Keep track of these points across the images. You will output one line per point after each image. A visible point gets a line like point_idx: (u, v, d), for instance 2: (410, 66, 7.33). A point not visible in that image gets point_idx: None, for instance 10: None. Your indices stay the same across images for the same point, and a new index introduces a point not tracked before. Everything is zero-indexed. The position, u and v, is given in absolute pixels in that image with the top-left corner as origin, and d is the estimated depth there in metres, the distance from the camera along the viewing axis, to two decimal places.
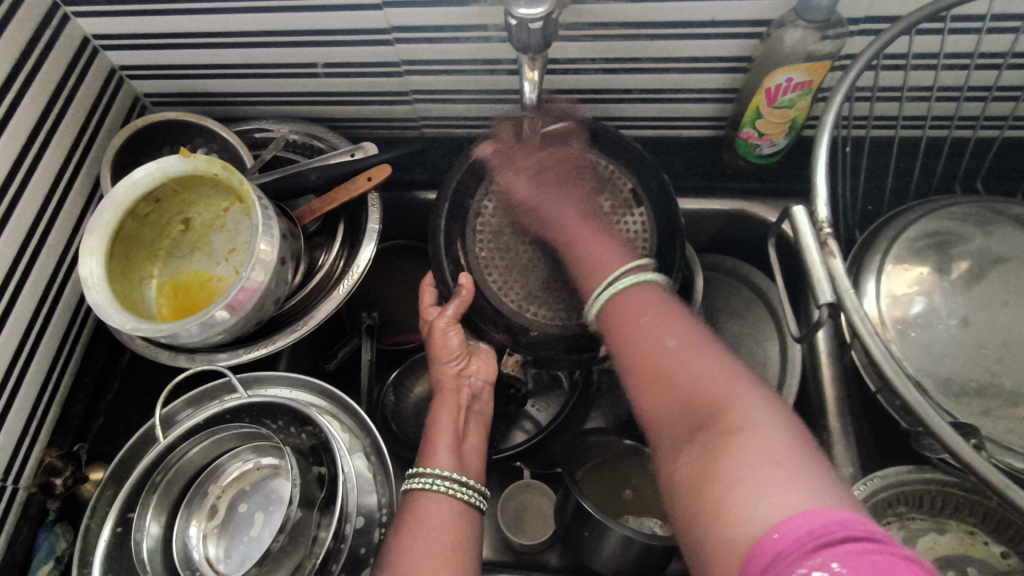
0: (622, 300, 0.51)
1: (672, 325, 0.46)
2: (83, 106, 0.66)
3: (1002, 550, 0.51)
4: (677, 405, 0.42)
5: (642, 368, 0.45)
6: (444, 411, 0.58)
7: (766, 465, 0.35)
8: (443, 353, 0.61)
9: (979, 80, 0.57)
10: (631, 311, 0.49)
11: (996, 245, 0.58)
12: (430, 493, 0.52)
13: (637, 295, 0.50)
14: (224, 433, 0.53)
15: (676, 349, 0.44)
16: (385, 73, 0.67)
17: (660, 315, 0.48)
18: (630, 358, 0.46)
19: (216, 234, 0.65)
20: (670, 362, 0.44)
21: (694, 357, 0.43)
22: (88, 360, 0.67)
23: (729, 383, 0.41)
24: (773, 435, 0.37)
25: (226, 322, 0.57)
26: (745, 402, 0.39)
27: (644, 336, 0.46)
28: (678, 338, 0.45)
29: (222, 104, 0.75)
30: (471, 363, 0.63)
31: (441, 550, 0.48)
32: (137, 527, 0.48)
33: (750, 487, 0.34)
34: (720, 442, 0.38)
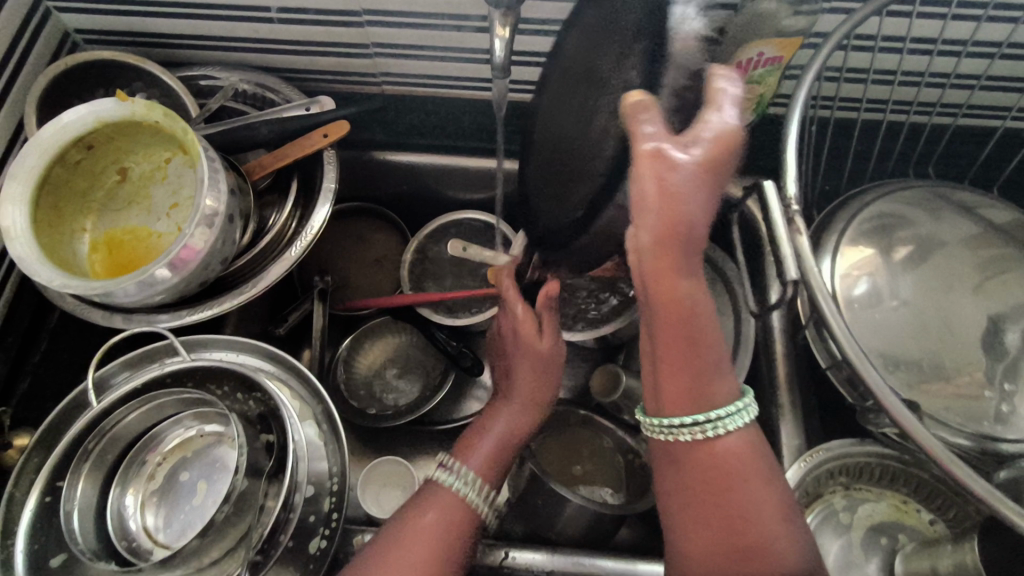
0: (714, 443, 0.43)
1: (764, 479, 0.42)
2: (4, 38, 0.59)
3: (931, 517, 0.54)
4: (734, 538, 0.41)
5: (716, 491, 0.42)
6: (501, 410, 0.60)
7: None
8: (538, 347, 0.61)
9: (940, 67, 0.57)
10: (727, 458, 0.42)
11: (940, 229, 0.60)
12: (439, 484, 0.53)
13: (731, 443, 0.43)
14: (164, 398, 0.49)
15: (753, 502, 0.42)
16: (344, 23, 0.63)
17: (755, 461, 0.43)
18: (703, 481, 0.42)
19: (156, 186, 0.61)
20: (749, 504, 0.41)
21: (770, 507, 0.42)
22: (13, 318, 0.61)
23: (779, 531, 0.41)
24: None
25: (167, 281, 0.54)
26: (786, 546, 0.41)
27: (743, 489, 0.42)
28: (762, 486, 0.42)
29: (163, 46, 0.69)
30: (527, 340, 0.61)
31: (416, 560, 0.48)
32: (66, 497, 0.45)
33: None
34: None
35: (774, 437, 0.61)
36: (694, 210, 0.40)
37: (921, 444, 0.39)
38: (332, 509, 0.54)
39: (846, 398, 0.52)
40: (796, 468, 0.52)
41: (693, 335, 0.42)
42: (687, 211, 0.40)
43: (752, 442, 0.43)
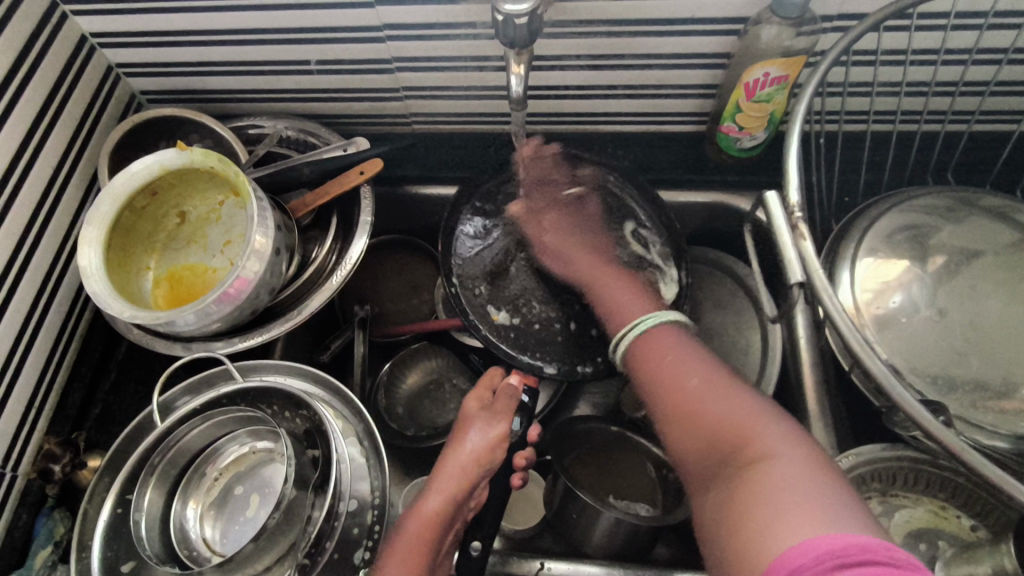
0: (642, 343, 0.54)
1: (692, 362, 0.50)
2: (81, 102, 0.67)
3: (972, 523, 0.53)
4: (706, 436, 0.44)
5: (677, 411, 0.47)
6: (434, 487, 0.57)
7: (797, 482, 0.37)
8: (471, 428, 0.61)
9: (946, 76, 0.59)
10: (659, 350, 0.52)
11: (965, 233, 0.60)
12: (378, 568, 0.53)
13: (659, 334, 0.53)
14: (223, 417, 0.54)
15: (697, 387, 0.48)
16: (377, 70, 0.69)
17: (673, 341, 0.53)
18: (667, 411, 0.48)
19: (211, 227, 0.67)
20: (695, 395, 0.47)
21: (721, 391, 0.46)
22: (85, 351, 0.68)
23: (748, 414, 0.44)
24: (793, 459, 0.39)
25: (222, 311, 0.59)
26: (757, 425, 0.42)
27: (677, 374, 0.49)
28: (692, 364, 0.50)
29: (216, 101, 0.76)
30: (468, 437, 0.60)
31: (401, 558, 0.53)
32: (135, 507, 0.49)
33: (780, 507, 0.35)
34: (744, 469, 0.40)
35: None
36: (585, 228, 0.68)
37: (941, 441, 0.39)
38: (373, 522, 0.56)
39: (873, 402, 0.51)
40: None
41: (616, 276, 0.63)
42: (567, 230, 0.67)
43: (677, 334, 0.53)
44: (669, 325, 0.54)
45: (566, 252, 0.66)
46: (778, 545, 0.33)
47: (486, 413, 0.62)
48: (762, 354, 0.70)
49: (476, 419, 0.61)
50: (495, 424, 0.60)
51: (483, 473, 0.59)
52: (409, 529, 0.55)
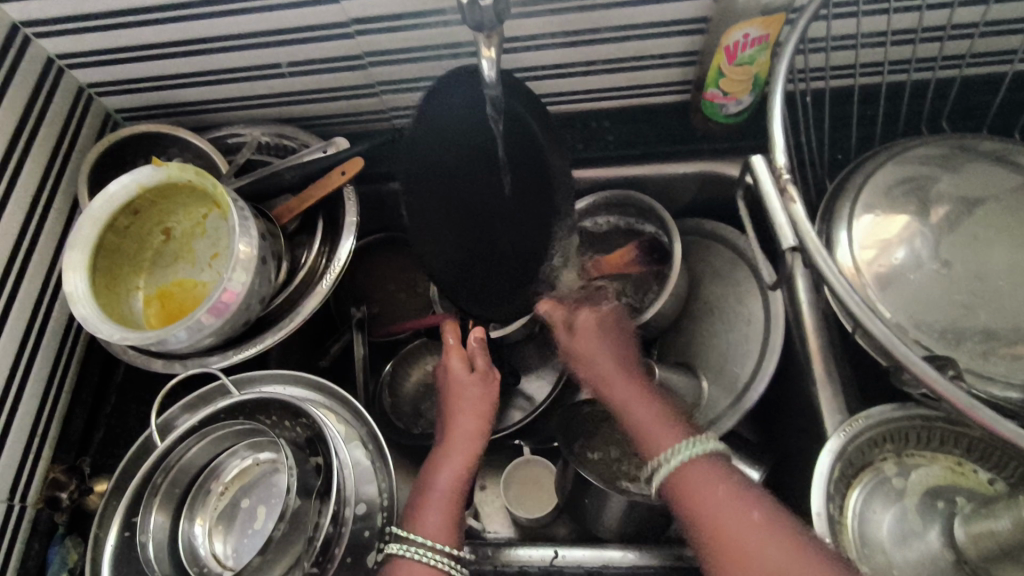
0: (678, 480, 0.50)
1: (733, 493, 0.48)
2: (54, 127, 0.66)
3: (990, 476, 0.52)
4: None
5: (722, 560, 0.46)
6: (461, 428, 0.60)
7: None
8: (471, 383, 0.63)
9: (933, 21, 0.57)
10: (699, 484, 0.49)
11: (964, 183, 0.59)
12: (417, 525, 0.54)
13: (697, 469, 0.50)
14: (220, 432, 0.54)
15: (753, 527, 0.46)
16: (350, 67, 0.67)
17: (718, 473, 0.50)
18: (711, 557, 0.46)
19: (197, 241, 0.66)
20: (745, 540, 0.45)
21: (746, 508, 0.47)
22: (84, 377, 0.68)
23: (795, 556, 0.44)
24: None
25: (213, 326, 0.59)
26: (804, 575, 0.43)
27: (724, 516, 0.47)
28: (732, 501, 0.48)
29: (192, 113, 0.75)
30: (478, 385, 0.63)
31: (443, 504, 0.55)
32: (141, 529, 0.49)
33: None
34: None
35: (813, 411, 0.60)
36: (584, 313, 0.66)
37: (947, 399, 0.38)
38: (384, 523, 0.56)
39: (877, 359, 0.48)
40: (834, 439, 0.51)
41: (626, 383, 0.60)
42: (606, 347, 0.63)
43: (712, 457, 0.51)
44: (708, 454, 0.51)
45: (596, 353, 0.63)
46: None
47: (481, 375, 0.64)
48: (764, 322, 0.69)
49: (479, 373, 0.64)
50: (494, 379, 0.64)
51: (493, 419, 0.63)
52: (440, 483, 0.56)
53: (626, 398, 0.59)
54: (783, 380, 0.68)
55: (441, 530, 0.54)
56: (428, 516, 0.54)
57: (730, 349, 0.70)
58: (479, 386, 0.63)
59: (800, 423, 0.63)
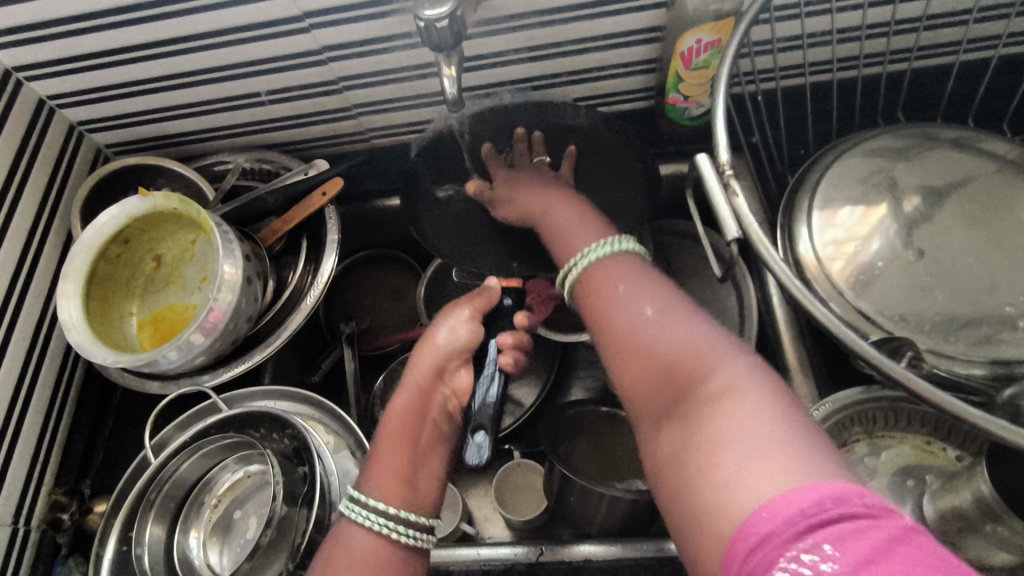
0: (587, 278, 0.52)
1: (644, 290, 0.48)
2: (47, 164, 0.69)
3: (957, 453, 0.53)
4: (659, 379, 0.42)
5: (623, 346, 0.46)
6: (407, 389, 0.57)
7: (763, 413, 0.35)
8: (438, 326, 0.60)
9: (877, 17, 0.59)
10: (601, 284, 0.51)
11: (919, 171, 0.60)
12: (369, 481, 0.52)
13: (603, 268, 0.52)
14: (210, 447, 0.56)
15: (650, 317, 0.45)
16: (326, 92, 0.70)
17: (631, 268, 0.51)
18: (608, 344, 0.47)
19: (186, 265, 0.69)
20: (648, 330, 0.44)
21: (672, 316, 0.45)
22: (83, 402, 0.70)
23: (704, 346, 0.42)
24: (755, 396, 0.37)
25: (202, 345, 0.61)
26: (704, 350, 0.41)
27: (626, 311, 0.47)
28: (644, 291, 0.48)
29: (179, 145, 0.78)
30: (446, 328, 0.59)
31: (394, 450, 0.54)
32: (137, 541, 0.52)
33: (742, 453, 0.34)
34: (704, 411, 0.38)
35: None
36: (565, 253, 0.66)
37: (900, 382, 0.37)
38: None
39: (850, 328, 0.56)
40: None
41: (557, 226, 0.62)
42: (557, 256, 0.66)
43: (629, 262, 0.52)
44: (618, 254, 0.52)
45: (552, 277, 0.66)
46: (743, 505, 0.31)
47: (442, 319, 0.61)
48: (739, 316, 0.70)
49: (466, 319, 0.59)
50: (462, 314, 0.60)
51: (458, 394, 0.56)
52: (384, 437, 0.55)
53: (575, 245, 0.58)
54: None
55: (393, 469, 0.53)
56: (380, 457, 0.54)
57: None
58: (439, 338, 0.59)
59: None
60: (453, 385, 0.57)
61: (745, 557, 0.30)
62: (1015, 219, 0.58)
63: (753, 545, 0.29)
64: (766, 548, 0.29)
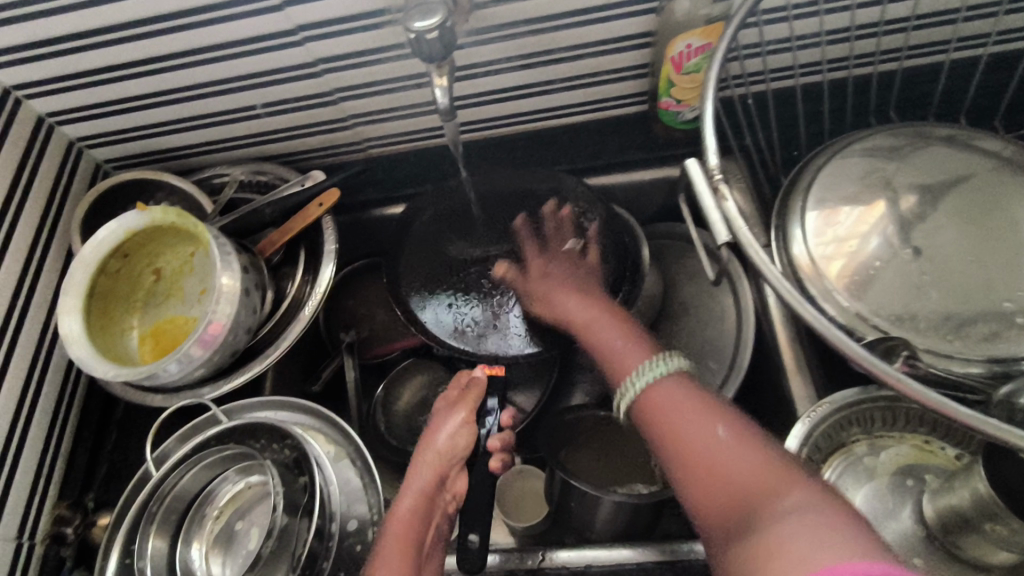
0: (649, 398, 0.46)
1: (707, 410, 0.44)
2: (47, 180, 0.70)
3: (956, 452, 0.53)
4: (728, 503, 0.39)
5: (688, 460, 0.42)
6: (406, 494, 0.57)
7: (827, 529, 0.33)
8: (436, 427, 0.62)
9: (866, 18, 0.59)
10: (663, 406, 0.46)
11: (912, 170, 0.60)
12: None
13: (665, 387, 0.46)
14: (211, 459, 0.56)
15: (720, 442, 0.41)
16: (320, 103, 0.71)
17: (690, 390, 0.46)
18: (676, 460, 0.43)
19: (185, 278, 0.70)
20: (711, 453, 0.41)
21: (738, 444, 0.41)
22: (86, 415, 0.71)
23: (776, 468, 0.39)
24: (825, 516, 0.34)
25: (201, 358, 0.62)
26: (769, 466, 0.39)
27: (691, 432, 0.43)
28: (706, 414, 0.44)
29: (177, 159, 0.79)
30: (443, 432, 0.61)
31: (396, 561, 0.51)
32: (139, 555, 0.51)
33: (804, 555, 0.32)
34: (761, 540, 0.34)
35: (786, 401, 0.61)
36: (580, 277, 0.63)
37: (891, 383, 0.37)
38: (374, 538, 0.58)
39: (865, 296, 0.55)
40: (801, 424, 0.53)
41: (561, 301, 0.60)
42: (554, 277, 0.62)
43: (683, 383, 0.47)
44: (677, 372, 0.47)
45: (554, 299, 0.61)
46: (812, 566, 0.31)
47: (450, 406, 0.64)
48: (737, 317, 0.70)
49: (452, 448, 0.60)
50: (456, 416, 0.62)
51: (445, 496, 0.58)
52: (388, 539, 0.53)
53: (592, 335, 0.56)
54: (758, 375, 0.69)
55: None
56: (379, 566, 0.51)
57: (705, 347, 0.71)
58: (434, 444, 0.60)
59: (777, 412, 0.65)
60: (452, 484, 0.59)
61: None
62: (1011, 216, 0.57)
63: None
64: None
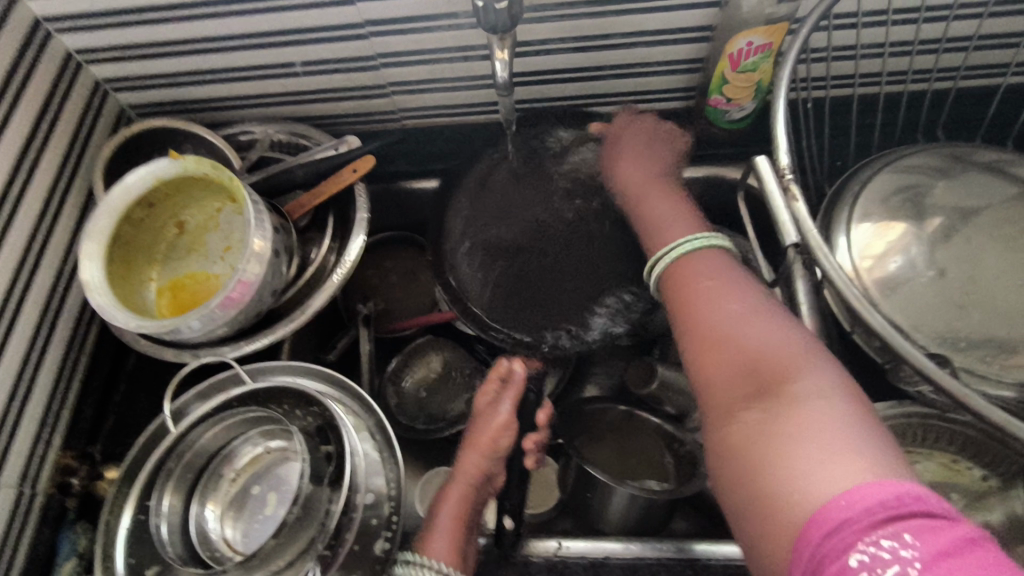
0: (678, 269, 0.49)
1: (731, 289, 0.46)
2: (71, 119, 0.67)
3: (983, 472, 0.54)
4: (736, 371, 0.41)
5: (701, 336, 0.44)
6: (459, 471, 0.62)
7: (840, 424, 0.35)
8: (482, 408, 0.64)
9: (930, 33, 0.59)
10: (690, 281, 0.48)
11: (957, 192, 0.60)
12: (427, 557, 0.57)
13: (696, 261, 0.49)
14: (233, 420, 0.55)
15: (737, 318, 0.43)
16: (362, 67, 0.69)
17: (722, 271, 0.48)
18: (692, 336, 0.44)
19: (210, 234, 0.68)
20: (730, 324, 0.43)
21: (752, 320, 0.43)
22: (94, 366, 0.69)
23: (785, 347, 0.40)
24: (832, 406, 0.36)
25: (225, 316, 0.60)
26: (796, 359, 0.39)
27: (710, 311, 0.45)
28: (730, 292, 0.45)
29: (205, 110, 0.76)
30: (493, 418, 0.63)
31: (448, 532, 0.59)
32: (156, 512, 0.51)
33: (818, 455, 0.33)
34: (777, 425, 0.36)
35: None
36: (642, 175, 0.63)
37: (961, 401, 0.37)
38: (391, 513, 0.57)
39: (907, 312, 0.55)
40: None
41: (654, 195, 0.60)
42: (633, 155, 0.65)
43: (718, 260, 0.49)
44: (709, 250, 0.50)
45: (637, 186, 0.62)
46: (816, 493, 0.31)
47: (493, 400, 0.64)
48: None
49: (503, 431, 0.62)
50: (502, 400, 0.63)
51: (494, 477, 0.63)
52: (443, 506, 0.61)
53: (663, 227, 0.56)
54: None
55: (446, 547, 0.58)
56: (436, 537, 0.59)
57: None
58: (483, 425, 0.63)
59: None
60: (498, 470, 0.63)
61: (819, 542, 0.30)
62: None
63: (828, 532, 0.30)
64: (846, 531, 0.29)
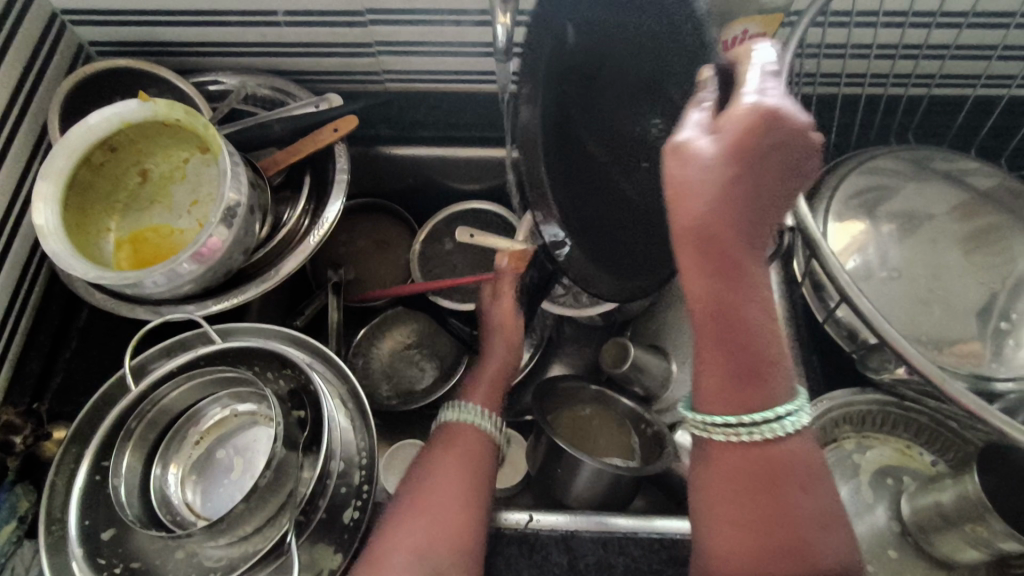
0: (729, 458, 0.42)
1: (793, 477, 0.42)
2: (25, 49, 0.62)
3: (932, 458, 0.57)
4: (757, 555, 0.41)
5: (734, 515, 0.42)
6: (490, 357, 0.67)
7: None
8: (492, 304, 0.69)
9: (912, 39, 0.61)
10: (754, 464, 0.42)
11: (925, 193, 0.63)
12: (460, 428, 0.59)
13: (783, 454, 0.42)
14: (200, 379, 0.52)
15: (786, 505, 0.41)
16: (349, 23, 0.66)
17: (800, 463, 0.42)
18: (727, 499, 0.42)
19: (176, 185, 0.63)
20: (778, 505, 0.41)
21: (802, 516, 0.41)
22: (41, 320, 0.65)
23: (806, 549, 0.41)
24: None
25: (193, 272, 0.57)
26: (810, 556, 0.41)
27: (763, 503, 0.41)
28: (792, 488, 0.42)
29: (175, 55, 0.72)
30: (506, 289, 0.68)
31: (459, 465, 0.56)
32: (113, 473, 0.48)
33: None
34: None
35: None
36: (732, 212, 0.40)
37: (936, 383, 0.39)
38: (362, 482, 0.56)
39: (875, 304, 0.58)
40: None
41: (736, 216, 0.40)
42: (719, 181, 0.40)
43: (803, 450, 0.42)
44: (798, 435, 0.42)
45: (717, 243, 0.41)
46: None
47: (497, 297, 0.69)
48: None
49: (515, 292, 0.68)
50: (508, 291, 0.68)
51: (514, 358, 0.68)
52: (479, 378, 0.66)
53: (736, 261, 0.41)
54: None
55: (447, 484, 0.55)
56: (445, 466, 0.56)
57: None
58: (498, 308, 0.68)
59: None
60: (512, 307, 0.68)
61: None
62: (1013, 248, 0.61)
63: None
64: None
